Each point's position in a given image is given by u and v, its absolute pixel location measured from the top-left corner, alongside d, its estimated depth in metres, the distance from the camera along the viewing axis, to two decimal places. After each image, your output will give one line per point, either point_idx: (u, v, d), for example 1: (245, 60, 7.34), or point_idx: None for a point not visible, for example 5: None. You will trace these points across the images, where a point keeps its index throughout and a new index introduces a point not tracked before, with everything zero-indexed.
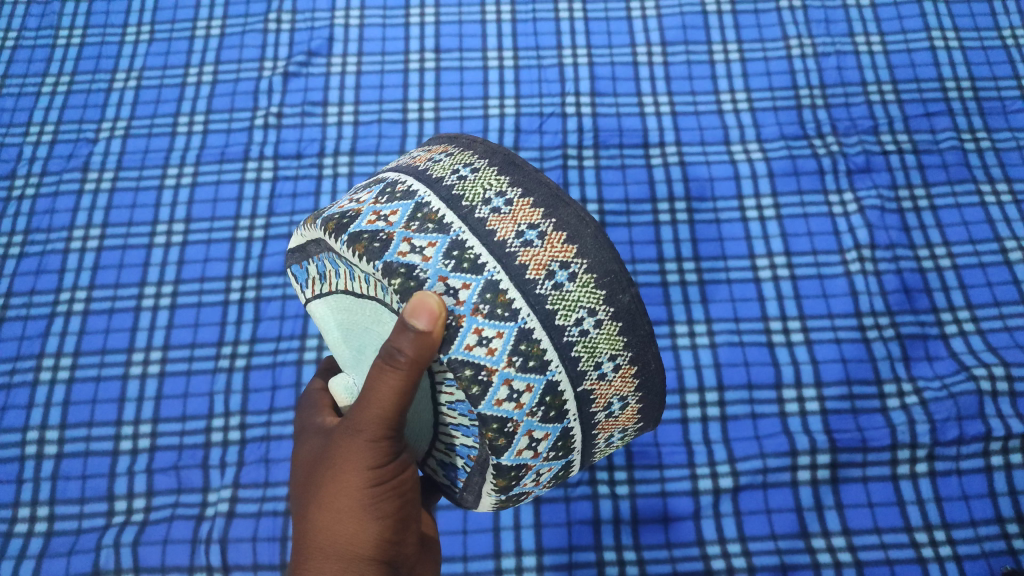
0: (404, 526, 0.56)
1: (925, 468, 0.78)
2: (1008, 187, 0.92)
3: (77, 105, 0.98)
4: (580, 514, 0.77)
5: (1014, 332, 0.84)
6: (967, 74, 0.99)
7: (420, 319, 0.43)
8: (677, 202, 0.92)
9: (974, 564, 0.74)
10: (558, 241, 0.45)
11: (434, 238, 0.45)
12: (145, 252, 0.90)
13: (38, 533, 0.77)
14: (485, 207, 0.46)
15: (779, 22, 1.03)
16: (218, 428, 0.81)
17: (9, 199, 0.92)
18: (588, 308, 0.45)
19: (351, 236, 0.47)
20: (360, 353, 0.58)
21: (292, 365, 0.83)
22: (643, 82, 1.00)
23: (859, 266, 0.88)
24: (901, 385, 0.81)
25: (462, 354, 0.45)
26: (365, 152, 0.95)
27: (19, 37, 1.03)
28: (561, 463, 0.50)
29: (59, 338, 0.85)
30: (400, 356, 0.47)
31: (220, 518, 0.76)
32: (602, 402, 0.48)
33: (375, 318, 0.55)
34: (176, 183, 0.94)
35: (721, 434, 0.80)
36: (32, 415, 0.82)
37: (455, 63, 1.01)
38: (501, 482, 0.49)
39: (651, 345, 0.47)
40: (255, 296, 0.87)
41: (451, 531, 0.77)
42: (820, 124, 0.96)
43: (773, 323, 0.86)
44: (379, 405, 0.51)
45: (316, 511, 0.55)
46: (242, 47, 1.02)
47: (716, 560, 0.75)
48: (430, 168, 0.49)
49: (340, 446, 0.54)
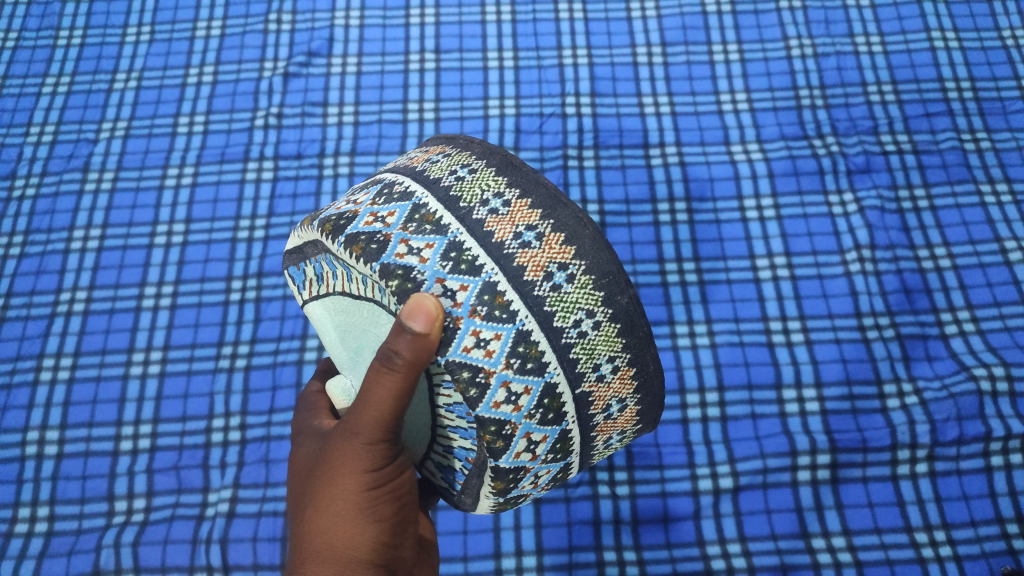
0: (402, 530, 0.56)
1: (925, 468, 0.78)
2: (1008, 188, 0.92)
3: (77, 105, 0.99)
4: (580, 514, 0.77)
5: (1014, 332, 0.84)
6: (967, 74, 0.99)
7: (417, 322, 0.43)
8: (677, 202, 0.92)
9: (974, 564, 0.74)
10: (556, 243, 0.45)
11: (432, 240, 0.45)
12: (145, 253, 0.90)
13: (38, 533, 0.77)
14: (483, 208, 0.46)
15: (779, 22, 1.03)
16: (218, 428, 0.81)
17: (9, 200, 0.92)
18: (586, 310, 0.45)
19: (348, 237, 0.47)
20: (358, 355, 0.58)
21: (292, 366, 0.83)
22: (643, 83, 1.00)
23: (859, 266, 0.88)
24: (901, 385, 0.81)
25: (459, 356, 0.45)
26: (365, 152, 0.95)
27: (19, 38, 1.03)
28: (559, 466, 0.50)
29: (59, 338, 0.85)
30: (397, 358, 0.47)
31: (220, 518, 0.76)
32: (600, 403, 0.48)
33: (372, 320, 0.55)
34: (177, 183, 0.94)
35: (721, 434, 0.80)
36: (32, 415, 0.82)
37: (455, 63, 1.02)
38: (499, 484, 0.49)
39: (649, 347, 0.47)
40: (256, 296, 0.87)
41: (451, 531, 0.77)
42: (820, 124, 0.96)
43: (773, 323, 0.86)
44: (376, 408, 0.51)
45: (313, 515, 0.55)
46: (242, 47, 1.02)
47: (716, 560, 0.75)
48: (428, 169, 0.49)
49: (337, 449, 0.54)
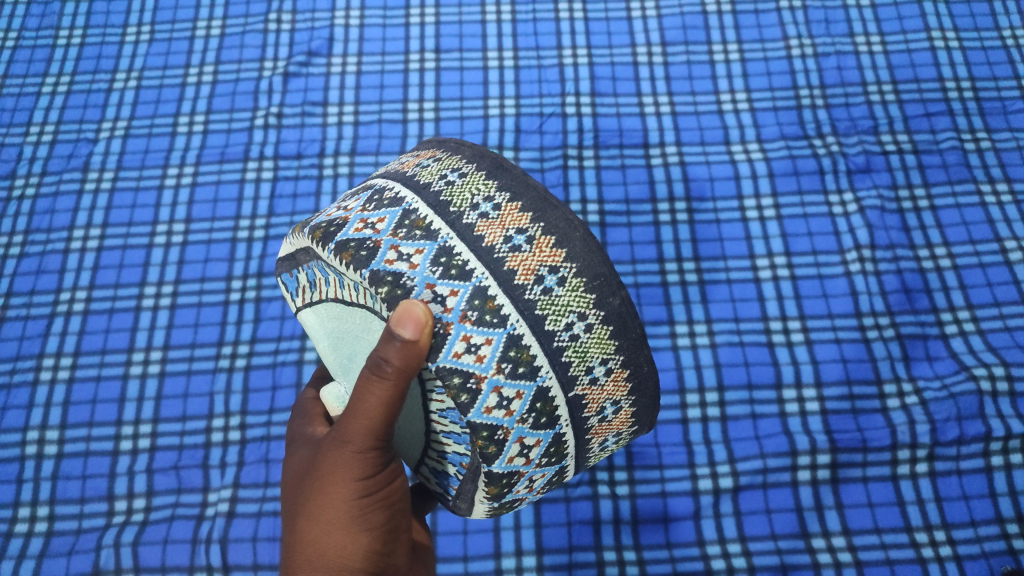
0: (393, 537, 0.56)
1: (926, 468, 0.78)
2: (1008, 188, 0.92)
3: (77, 105, 0.98)
4: (580, 514, 0.77)
5: (1014, 332, 0.84)
6: (967, 74, 0.99)
7: (406, 328, 0.43)
8: (677, 202, 0.92)
9: (974, 564, 0.74)
10: (546, 246, 0.45)
11: (422, 245, 0.45)
12: (145, 252, 0.90)
13: (37, 532, 0.77)
14: (473, 212, 0.46)
15: (779, 21, 1.03)
16: (218, 428, 0.81)
17: (9, 199, 0.92)
18: (578, 313, 0.45)
19: (338, 244, 0.47)
20: (350, 361, 0.58)
21: (292, 365, 0.83)
22: (643, 82, 1.00)
23: (859, 266, 0.88)
24: (901, 385, 0.81)
25: (450, 362, 0.45)
26: (365, 152, 0.95)
27: (19, 37, 1.03)
28: (554, 469, 0.51)
29: (59, 338, 0.85)
30: (386, 365, 0.47)
31: (221, 518, 0.76)
32: (594, 406, 0.48)
33: (364, 326, 0.55)
34: (177, 183, 0.94)
35: (722, 434, 0.80)
36: (32, 414, 0.82)
37: (455, 63, 1.01)
38: (493, 489, 0.49)
39: (642, 348, 0.47)
40: (256, 296, 0.87)
41: (451, 531, 0.77)
42: (820, 124, 0.96)
43: (773, 323, 0.86)
44: (366, 416, 0.51)
45: (304, 525, 0.55)
46: (242, 47, 1.02)
47: (716, 560, 0.75)
48: (418, 173, 0.49)
49: (327, 458, 0.54)
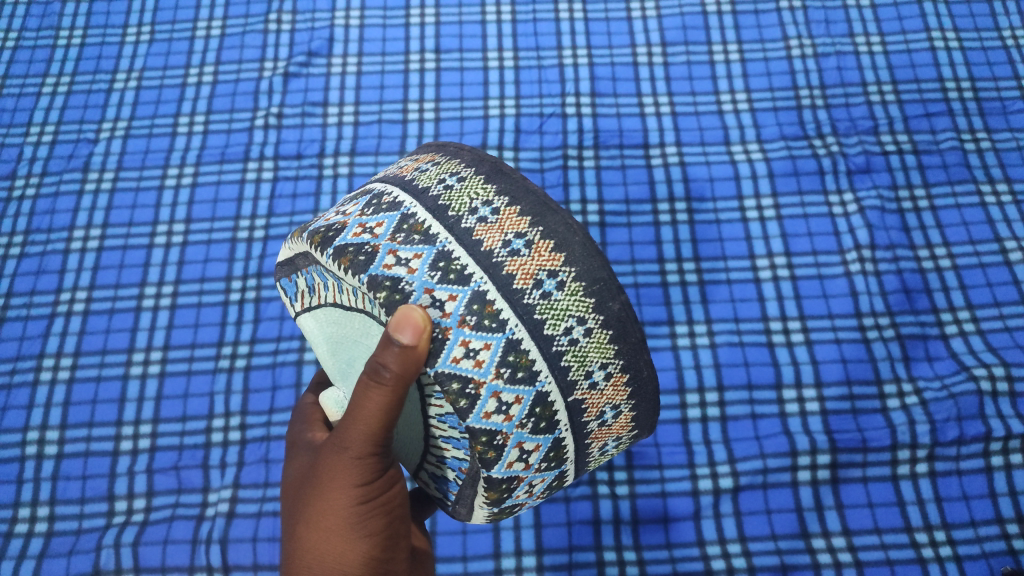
0: (393, 544, 0.56)
1: (926, 468, 0.78)
2: (1008, 188, 0.92)
3: (78, 105, 0.99)
4: (580, 514, 0.77)
5: (1014, 332, 0.84)
6: (967, 74, 0.99)
7: (405, 334, 0.43)
8: (677, 202, 0.92)
9: (974, 564, 0.74)
10: (545, 250, 0.45)
11: (420, 250, 0.45)
12: (145, 253, 0.90)
13: (38, 533, 0.77)
14: (472, 217, 0.46)
15: (779, 22, 1.03)
16: (218, 428, 0.81)
17: (9, 199, 0.92)
18: (577, 317, 0.45)
19: (337, 249, 0.47)
20: (350, 366, 0.58)
21: (292, 365, 0.83)
22: (643, 82, 1.00)
23: (859, 266, 0.88)
24: (901, 385, 0.81)
25: (449, 367, 0.45)
26: (365, 152, 0.95)
27: (19, 38, 1.03)
28: (554, 474, 0.51)
29: (59, 338, 0.85)
30: (385, 371, 0.47)
31: (220, 518, 0.76)
32: (593, 410, 0.48)
33: (363, 330, 0.55)
34: (177, 184, 0.94)
35: (721, 434, 0.80)
36: (32, 415, 0.82)
37: (455, 63, 1.02)
38: (492, 494, 0.49)
39: (642, 353, 0.47)
40: (256, 296, 0.87)
41: (450, 531, 0.77)
42: (820, 124, 0.96)
43: (773, 323, 0.85)
44: (365, 422, 0.51)
45: (304, 531, 0.55)
46: (242, 47, 1.02)
47: (716, 560, 0.75)
48: (417, 178, 0.49)
49: (327, 464, 0.54)
